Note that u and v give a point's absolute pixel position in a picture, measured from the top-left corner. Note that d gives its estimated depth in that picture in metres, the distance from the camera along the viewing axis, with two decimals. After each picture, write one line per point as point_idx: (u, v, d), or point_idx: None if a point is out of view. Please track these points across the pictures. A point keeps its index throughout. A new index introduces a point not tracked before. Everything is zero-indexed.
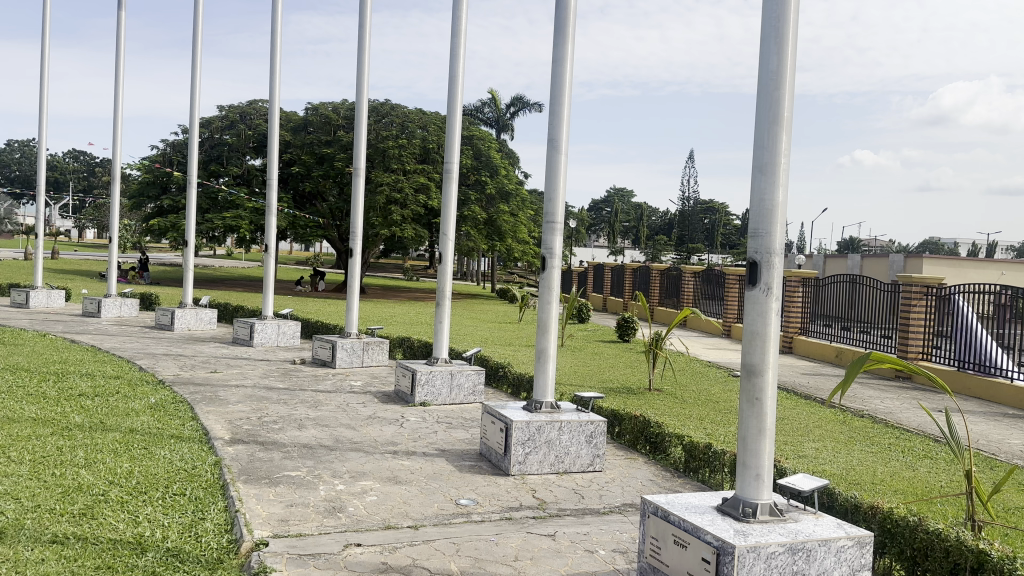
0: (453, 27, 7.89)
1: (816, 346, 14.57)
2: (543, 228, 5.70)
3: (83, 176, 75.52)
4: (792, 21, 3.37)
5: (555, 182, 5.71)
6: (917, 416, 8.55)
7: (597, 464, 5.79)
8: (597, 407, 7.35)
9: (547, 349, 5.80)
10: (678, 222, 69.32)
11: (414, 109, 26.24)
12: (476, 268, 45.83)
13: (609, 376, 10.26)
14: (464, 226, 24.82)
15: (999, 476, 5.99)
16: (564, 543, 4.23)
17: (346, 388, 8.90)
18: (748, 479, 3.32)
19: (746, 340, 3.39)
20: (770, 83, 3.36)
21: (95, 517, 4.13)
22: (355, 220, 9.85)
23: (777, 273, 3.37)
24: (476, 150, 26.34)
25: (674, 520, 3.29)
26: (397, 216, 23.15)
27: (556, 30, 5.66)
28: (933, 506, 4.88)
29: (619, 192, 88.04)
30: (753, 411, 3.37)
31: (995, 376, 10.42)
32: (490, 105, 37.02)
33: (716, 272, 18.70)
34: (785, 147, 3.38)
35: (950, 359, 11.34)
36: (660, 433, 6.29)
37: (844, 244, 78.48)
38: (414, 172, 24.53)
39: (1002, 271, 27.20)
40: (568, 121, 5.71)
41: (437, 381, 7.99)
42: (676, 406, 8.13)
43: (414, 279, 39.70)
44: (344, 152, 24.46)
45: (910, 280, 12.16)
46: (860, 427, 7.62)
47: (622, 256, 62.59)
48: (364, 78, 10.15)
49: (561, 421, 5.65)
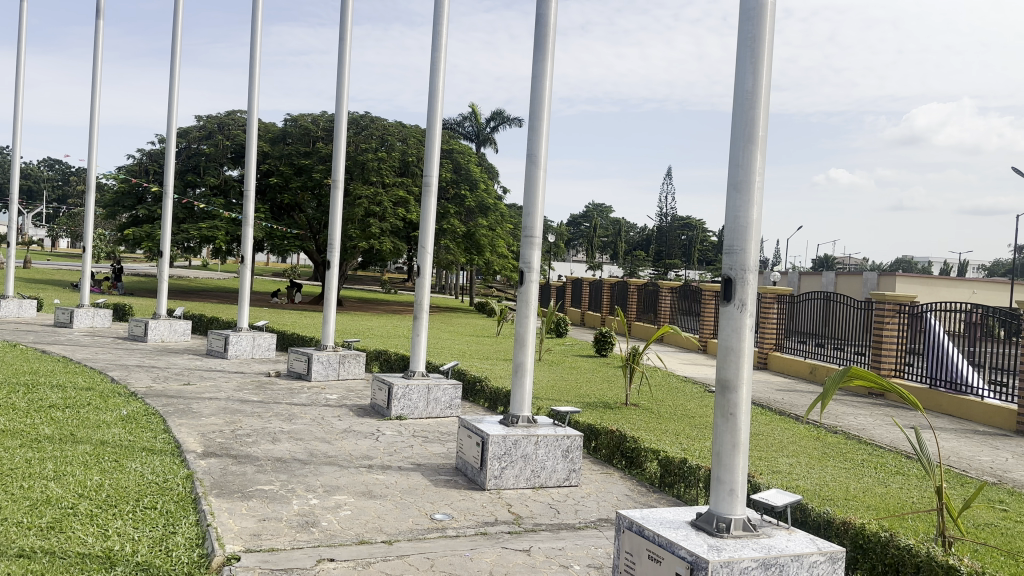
0: (434, 41, 7.92)
1: (791, 362, 14.70)
2: (522, 242, 5.72)
3: (57, 185, 74.64)
4: (767, 39, 3.43)
5: (533, 197, 5.71)
6: (889, 433, 8.64)
7: (572, 479, 5.78)
8: (573, 422, 7.36)
9: (525, 363, 5.78)
10: (656, 238, 69.89)
11: (394, 122, 26.27)
12: (454, 281, 45.88)
13: (586, 391, 10.28)
14: (443, 239, 24.77)
15: (970, 493, 6.08)
16: (539, 558, 4.22)
17: (321, 401, 8.82)
18: (722, 494, 3.33)
19: (721, 355, 3.41)
20: (745, 102, 3.41)
21: (63, 531, 4.05)
22: (334, 230, 9.79)
23: (751, 289, 3.41)
24: (455, 163, 26.31)
25: (649, 535, 3.29)
26: (376, 229, 23.02)
27: (535, 46, 5.72)
28: (904, 522, 4.94)
29: (599, 207, 88.64)
30: (727, 426, 3.39)
31: (967, 395, 10.59)
32: (470, 119, 37.14)
33: (692, 288, 18.86)
34: (759, 165, 3.42)
35: (922, 376, 11.52)
36: (636, 447, 6.31)
37: (819, 262, 79.50)
38: (393, 185, 24.51)
39: (974, 289, 27.60)
40: (547, 135, 5.75)
41: (413, 395, 7.95)
42: (653, 422, 8.14)
43: (393, 292, 39.62)
44: (322, 163, 24.47)
45: (883, 297, 12.35)
46: (834, 443, 7.69)
47: (601, 271, 62.80)
48: (345, 90, 10.15)
49: (537, 435, 5.65)
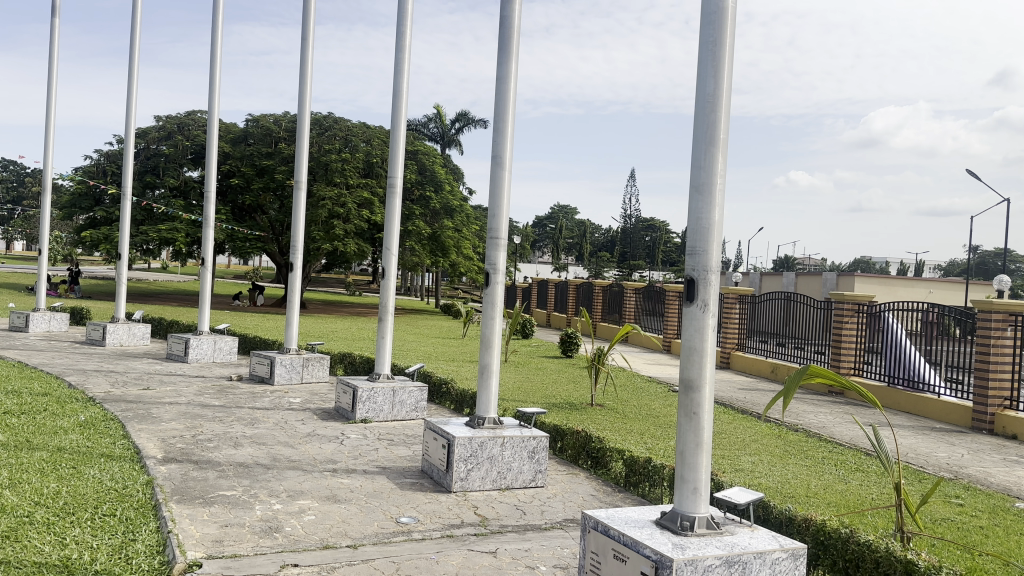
0: (398, 42, 7.88)
1: (752, 362, 14.90)
2: (487, 243, 5.71)
3: (10, 186, 72.69)
4: (728, 43, 3.48)
5: (498, 198, 5.71)
6: (849, 431, 8.82)
7: (539, 480, 5.79)
8: (539, 423, 7.37)
9: (491, 364, 5.76)
10: (621, 239, 70.43)
11: (358, 122, 26.09)
12: (420, 283, 45.70)
13: (552, 392, 10.30)
14: (409, 240, 24.64)
15: (927, 489, 6.22)
16: (504, 560, 4.22)
17: (284, 405, 8.72)
18: (686, 492, 3.37)
19: (684, 356, 3.45)
20: (706, 105, 3.45)
21: (18, 540, 3.94)
22: (297, 232, 9.69)
23: (713, 290, 3.45)
24: (420, 164, 26.20)
25: (614, 534, 3.31)
26: (339, 231, 22.82)
27: (499, 48, 5.71)
28: (865, 518, 5.03)
29: (564, 209, 89.03)
30: (691, 425, 3.43)
31: (923, 392, 10.84)
32: (435, 120, 37.04)
33: (657, 288, 19.02)
34: (720, 168, 3.47)
35: (881, 375, 11.76)
36: (601, 447, 6.34)
37: (781, 262, 80.81)
38: (357, 187, 24.33)
39: (929, 289, 28.27)
40: (512, 138, 5.75)
41: (378, 398, 7.89)
42: (618, 422, 8.19)
43: (358, 294, 39.33)
44: (285, 164, 24.20)
45: (841, 297, 12.59)
46: (795, 441, 7.82)
47: (567, 272, 63.01)
48: (308, 90, 10.04)
49: (503, 437, 5.64)
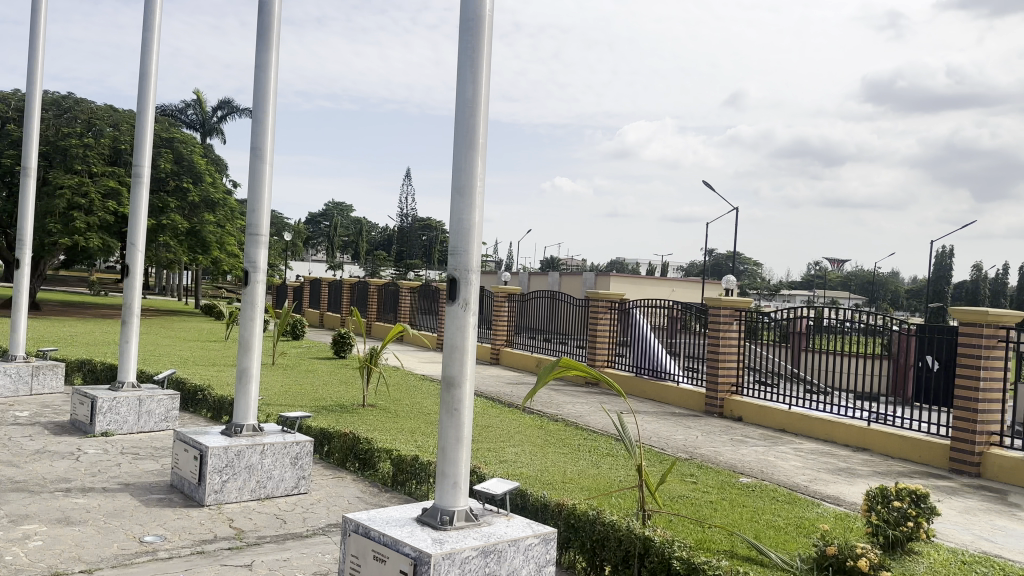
0: (145, 20, 7.23)
1: (519, 358, 15.58)
2: (247, 239, 5.41)
3: None
4: (486, 47, 3.59)
5: (259, 192, 5.44)
6: (601, 419, 9.50)
7: (302, 486, 5.61)
8: (304, 427, 7.12)
9: (250, 368, 5.49)
10: (396, 238, 70.60)
11: (103, 105, 23.66)
12: (177, 282, 42.45)
13: (322, 394, 10.02)
14: (164, 235, 22.78)
15: (665, 469, 6.89)
16: (261, 572, 4.03)
17: (7, 420, 7.66)
18: (446, 487, 3.43)
19: (446, 353, 3.51)
20: (465, 108, 3.54)
21: None
22: (24, 225, 8.55)
23: (473, 289, 3.55)
24: (178, 154, 24.34)
25: (375, 535, 3.29)
26: (81, 224, 20.53)
27: (258, 36, 5.43)
28: (612, 500, 5.46)
29: (339, 206, 87.21)
30: (452, 421, 3.48)
31: (665, 381, 12.01)
32: (195, 108, 34.58)
33: (430, 288, 19.24)
34: (479, 171, 3.57)
35: (630, 366, 12.84)
36: (368, 448, 6.28)
37: (547, 262, 85.46)
38: (103, 175, 22.04)
39: (673, 288, 31.40)
40: (273, 129, 5.51)
41: (122, 408, 7.19)
42: (388, 421, 8.16)
43: (104, 293, 35.67)
44: (12, 147, 21.33)
45: (597, 295, 13.54)
46: (554, 430, 8.28)
47: (341, 270, 61.85)
48: (37, 66, 8.91)
49: (263, 444, 5.39)
